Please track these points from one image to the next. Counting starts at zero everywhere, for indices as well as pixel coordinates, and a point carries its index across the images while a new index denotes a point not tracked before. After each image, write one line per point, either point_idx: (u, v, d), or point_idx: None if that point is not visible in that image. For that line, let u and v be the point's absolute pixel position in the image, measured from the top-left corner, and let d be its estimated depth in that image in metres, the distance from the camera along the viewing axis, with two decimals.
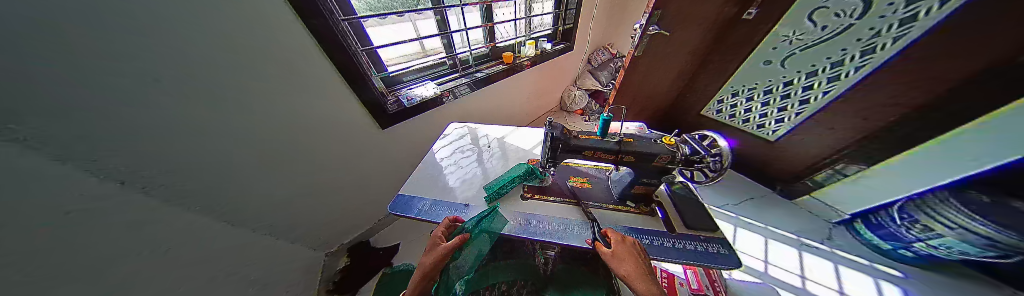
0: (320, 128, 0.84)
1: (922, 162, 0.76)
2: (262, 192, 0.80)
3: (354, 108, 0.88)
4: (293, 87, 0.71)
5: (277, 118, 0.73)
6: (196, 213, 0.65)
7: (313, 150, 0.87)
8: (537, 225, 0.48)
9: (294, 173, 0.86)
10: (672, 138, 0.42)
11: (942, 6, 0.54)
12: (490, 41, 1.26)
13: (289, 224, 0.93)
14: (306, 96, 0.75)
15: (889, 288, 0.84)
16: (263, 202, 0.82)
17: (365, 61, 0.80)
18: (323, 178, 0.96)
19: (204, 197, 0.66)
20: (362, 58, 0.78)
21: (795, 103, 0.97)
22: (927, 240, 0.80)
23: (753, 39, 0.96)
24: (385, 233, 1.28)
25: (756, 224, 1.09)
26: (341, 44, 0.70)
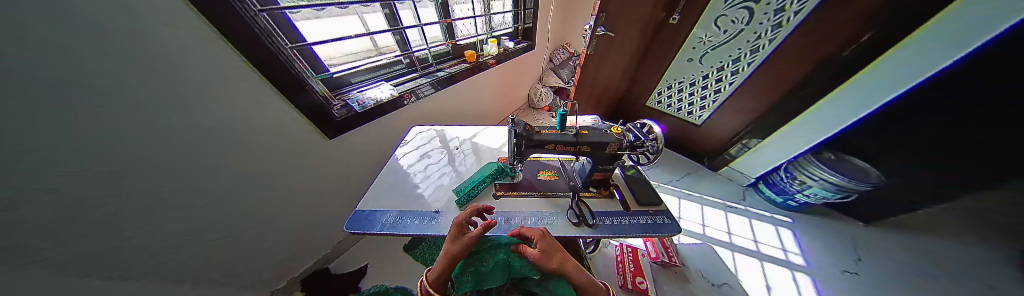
0: (271, 139, 0.71)
1: (793, 133, 1.06)
2: (214, 213, 0.65)
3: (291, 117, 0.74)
4: (238, 94, 0.60)
5: (214, 133, 0.59)
6: (93, 267, 0.47)
7: (262, 163, 0.72)
8: (510, 223, 0.48)
9: (250, 192, 0.72)
10: (620, 128, 0.47)
11: (796, 15, 0.80)
12: (450, 39, 1.21)
13: (232, 262, 0.75)
14: (253, 102, 0.63)
15: (784, 232, 1.12)
16: (213, 229, 0.66)
17: (298, 61, 0.67)
18: (286, 190, 0.81)
19: (120, 236, 0.50)
20: (293, 58, 0.65)
21: (712, 93, 1.22)
22: (803, 191, 1.09)
23: (678, 40, 1.16)
24: (348, 256, 1.13)
25: (695, 195, 1.32)
26: (264, 43, 0.58)
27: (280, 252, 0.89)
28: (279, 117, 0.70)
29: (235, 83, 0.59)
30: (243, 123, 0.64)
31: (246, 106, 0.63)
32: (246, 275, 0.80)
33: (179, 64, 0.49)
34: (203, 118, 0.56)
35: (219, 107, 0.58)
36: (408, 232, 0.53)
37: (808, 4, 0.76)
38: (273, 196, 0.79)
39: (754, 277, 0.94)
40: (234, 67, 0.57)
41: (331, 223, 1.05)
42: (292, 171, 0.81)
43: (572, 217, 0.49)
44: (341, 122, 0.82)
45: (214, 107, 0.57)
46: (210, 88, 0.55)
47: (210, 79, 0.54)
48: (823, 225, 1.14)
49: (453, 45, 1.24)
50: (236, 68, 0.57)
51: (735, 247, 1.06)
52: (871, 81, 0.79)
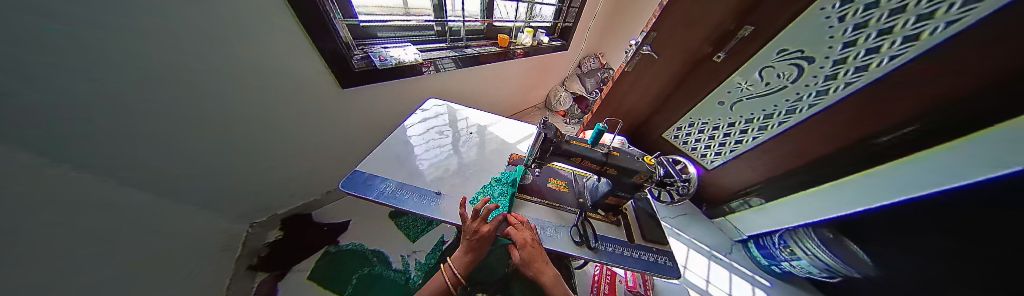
0: (287, 73, 0.67)
1: (804, 201, 1.04)
2: (215, 138, 0.62)
3: (313, 58, 0.70)
4: (265, 17, 0.54)
5: (233, 57, 0.55)
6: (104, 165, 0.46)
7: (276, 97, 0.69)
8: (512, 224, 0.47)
9: (255, 124, 0.69)
10: (652, 159, 0.44)
11: (846, 87, 0.76)
12: (486, 17, 1.15)
13: (225, 191, 0.73)
14: (282, 34, 0.60)
15: (761, 294, 1.12)
16: (211, 155, 0.64)
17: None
18: (284, 134, 0.78)
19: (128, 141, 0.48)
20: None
21: (732, 141, 1.19)
22: (791, 260, 1.08)
23: (714, 80, 1.10)
24: (334, 207, 1.13)
25: (684, 236, 1.31)
26: None
27: (274, 190, 0.88)
28: (298, 57, 0.66)
29: (261, 11, 0.53)
30: (266, 55, 0.60)
31: (266, 34, 0.57)
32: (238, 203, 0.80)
33: None
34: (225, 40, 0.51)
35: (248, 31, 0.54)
36: (403, 207, 0.51)
37: (863, 79, 0.71)
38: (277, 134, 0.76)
39: None
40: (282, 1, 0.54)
41: (326, 173, 1.04)
42: (302, 113, 0.78)
43: (574, 235, 0.47)
44: (359, 74, 0.79)
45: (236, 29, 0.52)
46: (234, 11, 0.49)
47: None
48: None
49: (487, 24, 1.19)
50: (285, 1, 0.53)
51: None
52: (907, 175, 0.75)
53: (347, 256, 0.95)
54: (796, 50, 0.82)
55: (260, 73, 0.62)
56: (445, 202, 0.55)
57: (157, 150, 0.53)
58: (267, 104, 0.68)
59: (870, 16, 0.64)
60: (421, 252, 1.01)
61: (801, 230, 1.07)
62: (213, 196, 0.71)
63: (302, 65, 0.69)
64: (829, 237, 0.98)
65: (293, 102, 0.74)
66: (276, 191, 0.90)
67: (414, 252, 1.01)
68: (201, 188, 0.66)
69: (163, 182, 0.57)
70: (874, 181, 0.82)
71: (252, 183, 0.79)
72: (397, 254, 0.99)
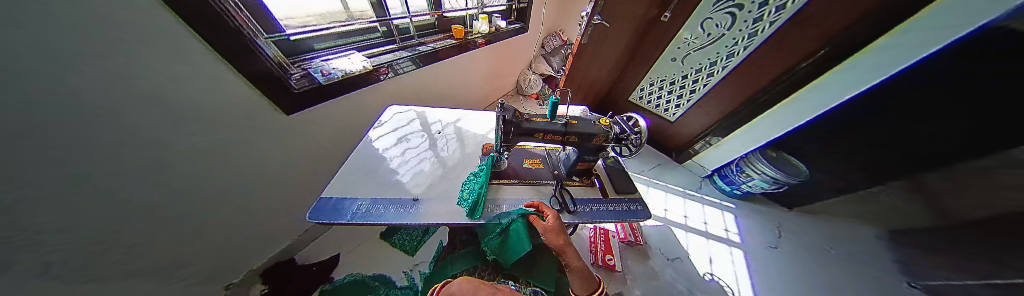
0: (230, 117, 0.60)
1: (750, 132, 1.20)
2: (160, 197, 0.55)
3: (249, 97, 0.62)
4: (169, 62, 0.46)
5: (154, 108, 0.47)
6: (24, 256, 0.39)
7: (223, 143, 0.61)
8: (498, 209, 0.48)
9: (208, 174, 0.62)
10: (607, 120, 0.47)
11: (768, 28, 0.88)
12: (436, 9, 1.09)
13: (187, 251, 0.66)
14: (202, 77, 0.52)
15: (728, 216, 1.29)
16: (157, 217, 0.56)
17: (249, 26, 0.54)
18: (246, 178, 0.71)
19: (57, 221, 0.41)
20: (245, 25, 0.53)
21: (687, 92, 1.30)
22: (749, 182, 1.24)
23: (664, 38, 1.19)
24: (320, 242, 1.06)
25: (661, 185, 1.44)
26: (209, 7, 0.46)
27: (242, 238, 0.80)
28: (230, 90, 0.58)
29: (169, 47, 0.45)
30: (195, 101, 0.53)
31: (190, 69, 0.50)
32: (200, 259, 0.71)
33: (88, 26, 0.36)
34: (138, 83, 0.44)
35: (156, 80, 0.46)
36: (383, 222, 0.50)
37: (782, 18, 0.84)
38: (236, 175, 0.68)
39: (701, 253, 1.09)
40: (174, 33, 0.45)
41: (299, 204, 0.96)
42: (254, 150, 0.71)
43: (553, 201, 0.50)
44: (301, 94, 0.71)
45: (151, 68, 0.44)
46: (139, 53, 0.42)
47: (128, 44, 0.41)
48: (762, 212, 1.32)
49: (438, 16, 1.13)
50: (174, 33, 0.45)
51: (689, 229, 1.21)
52: (818, 94, 0.92)
53: (347, 288, 0.90)
54: None
55: (193, 125, 0.54)
56: (426, 206, 0.55)
57: (91, 223, 0.46)
58: (213, 150, 0.61)
59: None
60: (424, 263, 1.01)
61: (752, 156, 1.23)
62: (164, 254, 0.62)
63: (240, 106, 0.61)
64: (772, 155, 1.20)
65: (246, 142, 0.67)
66: (249, 239, 0.83)
67: (417, 264, 1.00)
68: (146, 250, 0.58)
69: (99, 257, 0.50)
70: (803, 100, 0.97)
71: (215, 233, 0.71)
72: (400, 271, 0.98)
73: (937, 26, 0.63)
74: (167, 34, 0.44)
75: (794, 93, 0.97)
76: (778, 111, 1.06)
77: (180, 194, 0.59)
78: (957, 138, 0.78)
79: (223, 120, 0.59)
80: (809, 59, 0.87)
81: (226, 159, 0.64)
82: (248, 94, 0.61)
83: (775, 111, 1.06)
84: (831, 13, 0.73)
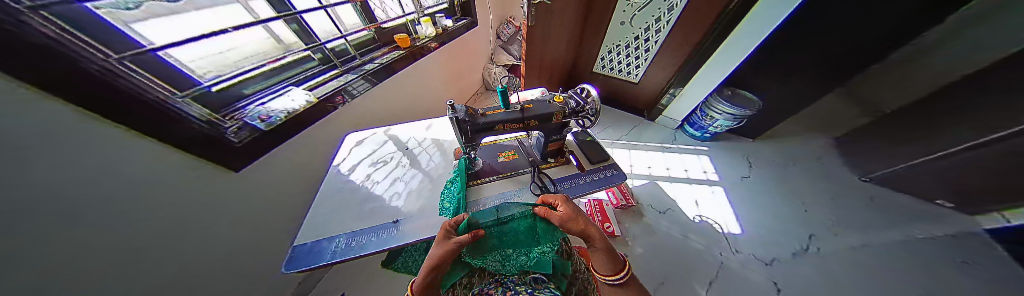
0: (171, 192, 0.53)
1: (705, 76, 1.25)
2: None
3: (176, 163, 0.53)
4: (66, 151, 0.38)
5: (65, 206, 0.40)
6: None
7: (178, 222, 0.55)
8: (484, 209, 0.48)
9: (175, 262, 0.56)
10: (561, 96, 0.48)
11: None
12: (371, 22, 1.02)
13: None
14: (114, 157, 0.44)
15: (704, 158, 1.40)
16: None
17: (148, 86, 0.47)
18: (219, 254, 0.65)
19: None
20: (141, 84, 0.46)
21: (642, 52, 1.37)
22: (715, 123, 1.35)
23: (610, 5, 1.25)
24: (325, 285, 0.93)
25: (640, 144, 1.52)
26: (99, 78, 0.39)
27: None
28: (147, 157, 0.48)
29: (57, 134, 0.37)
30: (112, 187, 0.45)
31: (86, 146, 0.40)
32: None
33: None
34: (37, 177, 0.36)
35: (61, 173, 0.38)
36: (367, 252, 0.47)
37: None
38: (208, 248, 0.62)
39: (686, 198, 1.18)
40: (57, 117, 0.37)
41: None
42: None
43: (535, 190, 0.50)
44: (244, 146, 0.63)
45: (43, 158, 0.36)
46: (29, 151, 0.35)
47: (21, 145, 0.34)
48: (731, 147, 1.45)
49: (376, 29, 1.06)
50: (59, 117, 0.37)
51: (672, 178, 1.29)
52: (756, 26, 0.98)
53: None
54: None
55: (125, 212, 0.47)
56: (409, 225, 0.53)
57: None
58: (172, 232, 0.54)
59: None
60: None
61: (711, 99, 1.33)
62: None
63: (174, 177, 0.53)
64: (727, 94, 1.30)
65: (211, 211, 0.60)
66: None
67: None
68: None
69: None
70: (749, 31, 1.00)
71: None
72: None
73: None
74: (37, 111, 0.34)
75: (737, 29, 1.02)
76: (725, 50, 1.11)
77: (147, 287, 0.52)
78: None
79: (164, 197, 0.52)
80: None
81: (191, 237, 0.58)
82: (172, 157, 0.52)
83: (723, 51, 1.12)
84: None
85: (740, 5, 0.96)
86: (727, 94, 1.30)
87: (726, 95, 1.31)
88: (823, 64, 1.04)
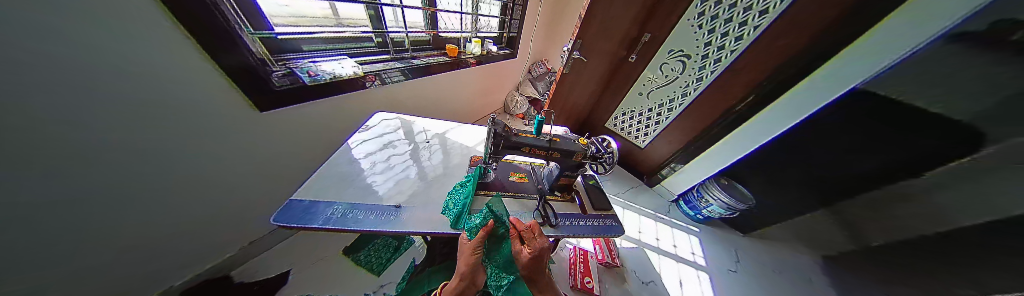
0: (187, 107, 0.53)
1: (711, 156, 1.36)
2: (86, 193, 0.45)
3: (213, 82, 0.55)
4: (134, 42, 0.41)
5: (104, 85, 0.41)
6: None
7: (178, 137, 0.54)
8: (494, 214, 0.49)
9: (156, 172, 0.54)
10: (585, 140, 0.54)
11: (711, 74, 1.15)
12: (432, 29, 1.17)
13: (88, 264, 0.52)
14: (166, 62, 0.46)
15: (694, 239, 1.41)
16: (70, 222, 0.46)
17: (228, 7, 0.50)
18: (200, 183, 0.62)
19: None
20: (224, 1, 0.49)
21: (653, 123, 1.52)
22: (708, 207, 1.40)
23: (632, 76, 1.43)
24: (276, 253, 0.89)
25: (635, 206, 1.55)
26: None
27: (174, 250, 0.66)
28: (194, 68, 0.51)
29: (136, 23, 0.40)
30: (155, 85, 0.47)
31: (151, 43, 0.43)
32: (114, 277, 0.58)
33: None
34: (97, 56, 0.38)
35: (120, 57, 0.41)
36: (359, 229, 0.47)
37: (721, 66, 1.10)
38: (199, 170, 0.61)
39: (672, 276, 1.16)
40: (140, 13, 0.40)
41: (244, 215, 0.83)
42: (219, 149, 0.63)
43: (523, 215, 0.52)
44: (281, 91, 0.67)
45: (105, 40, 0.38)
46: (106, 29, 0.37)
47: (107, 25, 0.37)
48: (722, 235, 1.47)
49: (433, 35, 1.20)
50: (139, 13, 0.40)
51: (660, 249, 1.29)
52: (762, 123, 1.12)
53: None
54: (679, 50, 1.19)
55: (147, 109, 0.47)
56: (407, 214, 0.53)
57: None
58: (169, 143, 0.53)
59: (713, 27, 1.06)
60: (391, 283, 0.89)
61: (707, 183, 1.42)
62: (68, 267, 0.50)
63: (203, 95, 0.54)
64: (723, 183, 1.39)
65: (219, 136, 0.61)
66: (178, 257, 0.68)
67: (383, 286, 0.88)
68: (50, 261, 0.47)
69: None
70: (758, 127, 1.13)
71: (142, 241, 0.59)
72: (361, 293, 0.84)
73: (854, 71, 0.84)
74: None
75: (745, 123, 1.17)
76: (733, 136, 1.23)
77: (119, 193, 0.50)
78: (867, 163, 0.97)
79: (185, 115, 0.53)
80: (751, 95, 1.10)
81: (186, 156, 0.57)
82: (211, 78, 0.54)
83: (731, 137, 1.23)
84: (764, 63, 0.99)
85: (749, 107, 1.13)
86: (724, 183, 1.39)
87: (724, 184, 1.39)
88: (815, 181, 1.14)
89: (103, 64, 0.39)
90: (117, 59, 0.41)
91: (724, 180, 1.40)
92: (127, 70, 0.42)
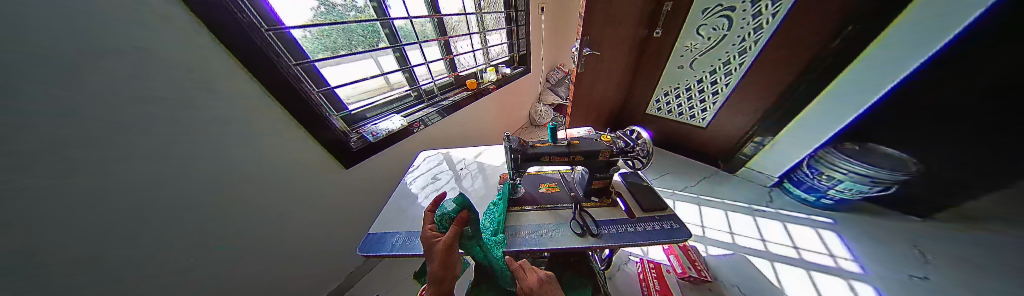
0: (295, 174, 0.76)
1: (811, 122, 1.05)
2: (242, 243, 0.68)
3: (315, 155, 0.80)
4: (270, 142, 0.67)
5: (251, 169, 0.65)
6: None
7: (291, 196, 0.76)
8: (527, 236, 0.47)
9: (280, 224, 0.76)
10: (609, 136, 0.50)
11: (773, 17, 0.91)
12: (453, 71, 1.35)
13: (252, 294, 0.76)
14: (285, 150, 0.71)
15: (829, 237, 1.02)
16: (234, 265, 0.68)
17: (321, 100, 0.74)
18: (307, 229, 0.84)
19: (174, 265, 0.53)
20: (318, 98, 0.73)
21: (710, 95, 1.28)
22: (835, 186, 1.04)
23: (665, 50, 1.29)
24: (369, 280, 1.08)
25: (714, 200, 1.25)
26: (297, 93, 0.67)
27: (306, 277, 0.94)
28: (304, 150, 0.76)
29: (266, 130, 0.66)
30: (282, 164, 0.72)
31: (281, 137, 0.69)
32: None
33: (228, 122, 0.58)
34: (250, 144, 0.63)
35: (264, 153, 0.67)
36: (416, 253, 0.54)
37: (784, 5, 0.87)
38: (309, 220, 0.84)
39: (806, 290, 0.83)
40: (269, 123, 0.66)
41: None
42: (317, 201, 0.85)
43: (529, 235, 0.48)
44: (358, 151, 0.89)
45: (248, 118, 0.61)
46: (252, 136, 0.63)
47: (249, 132, 0.62)
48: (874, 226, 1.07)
49: (455, 76, 1.39)
50: (267, 123, 0.65)
51: (773, 255, 0.96)
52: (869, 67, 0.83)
53: None
54: (717, 6, 1.02)
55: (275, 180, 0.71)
56: None
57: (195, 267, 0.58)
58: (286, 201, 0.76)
59: None
60: None
61: (822, 152, 1.06)
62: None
63: (307, 164, 0.78)
64: (854, 149, 1.01)
65: (315, 192, 0.83)
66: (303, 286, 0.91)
67: None
68: None
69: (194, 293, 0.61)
70: (866, 71, 0.84)
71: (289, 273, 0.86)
72: None
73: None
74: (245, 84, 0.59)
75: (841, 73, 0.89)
76: (831, 93, 0.95)
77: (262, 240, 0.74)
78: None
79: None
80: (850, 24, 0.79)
81: (300, 210, 0.80)
82: (314, 152, 0.79)
83: (828, 94, 0.95)
84: None
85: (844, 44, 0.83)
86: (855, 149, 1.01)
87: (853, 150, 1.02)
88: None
89: (250, 156, 0.64)
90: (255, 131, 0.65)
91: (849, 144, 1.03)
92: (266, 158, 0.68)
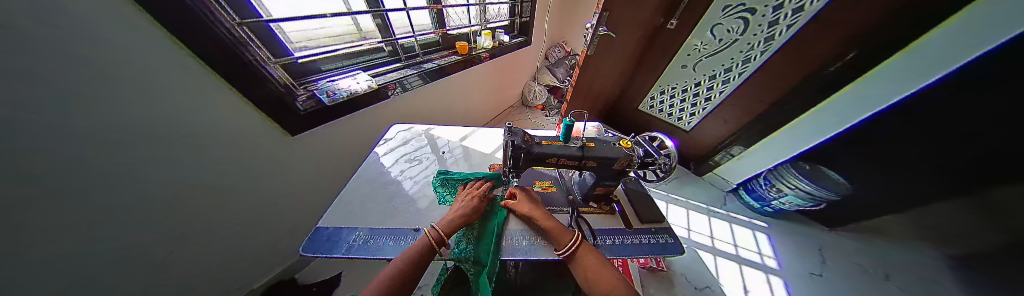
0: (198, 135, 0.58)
1: (775, 143, 1.13)
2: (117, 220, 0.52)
3: (235, 104, 0.66)
4: (178, 94, 0.55)
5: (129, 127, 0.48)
6: None
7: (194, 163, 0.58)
8: (517, 245, 0.50)
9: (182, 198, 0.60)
10: (629, 141, 0.47)
11: (786, 30, 0.86)
12: (440, 27, 1.12)
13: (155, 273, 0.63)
14: (196, 102, 0.58)
15: (761, 236, 1.17)
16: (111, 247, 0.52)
17: (252, 48, 0.61)
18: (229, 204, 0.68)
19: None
20: (246, 45, 0.60)
21: (702, 100, 1.27)
22: (780, 198, 1.13)
23: (672, 45, 1.21)
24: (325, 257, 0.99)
25: (681, 200, 1.35)
26: (217, 37, 0.54)
27: (241, 246, 0.81)
28: (225, 102, 0.63)
29: (171, 77, 0.53)
30: (184, 117, 0.57)
31: (190, 88, 0.56)
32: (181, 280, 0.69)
33: (109, 67, 0.45)
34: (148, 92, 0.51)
35: (169, 106, 0.55)
36: (379, 257, 0.45)
37: (801, 19, 0.81)
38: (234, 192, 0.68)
39: (734, 280, 0.97)
40: (175, 70, 0.53)
41: (293, 220, 0.96)
42: None
43: (518, 243, 0.51)
44: (306, 115, 0.77)
45: (126, 52, 0.46)
46: (149, 86, 0.50)
47: (145, 80, 0.50)
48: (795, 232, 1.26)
49: (442, 34, 1.16)
50: (169, 71, 0.52)
51: (717, 250, 1.09)
52: (838, 107, 0.88)
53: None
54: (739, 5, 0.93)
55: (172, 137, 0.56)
56: None
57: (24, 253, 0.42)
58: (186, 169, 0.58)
59: None
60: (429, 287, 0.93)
61: (781, 168, 1.14)
62: (162, 269, 0.64)
63: (225, 116, 0.65)
64: (806, 169, 1.09)
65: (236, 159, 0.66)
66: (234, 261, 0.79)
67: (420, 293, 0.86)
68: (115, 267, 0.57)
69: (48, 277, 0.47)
70: (832, 112, 0.91)
71: (215, 244, 0.73)
72: None
73: (935, 56, 0.65)
74: (121, 15, 0.43)
75: (815, 106, 0.94)
76: (798, 126, 1.02)
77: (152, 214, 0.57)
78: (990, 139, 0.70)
79: (216, 136, 0.64)
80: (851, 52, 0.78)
81: None
82: (238, 105, 0.66)
83: (795, 126, 1.03)
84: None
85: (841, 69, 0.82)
86: (806, 168, 1.10)
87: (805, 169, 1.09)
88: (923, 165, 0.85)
89: (143, 105, 0.51)
90: (141, 67, 0.48)
91: (803, 163, 1.11)
92: (179, 112, 0.56)
